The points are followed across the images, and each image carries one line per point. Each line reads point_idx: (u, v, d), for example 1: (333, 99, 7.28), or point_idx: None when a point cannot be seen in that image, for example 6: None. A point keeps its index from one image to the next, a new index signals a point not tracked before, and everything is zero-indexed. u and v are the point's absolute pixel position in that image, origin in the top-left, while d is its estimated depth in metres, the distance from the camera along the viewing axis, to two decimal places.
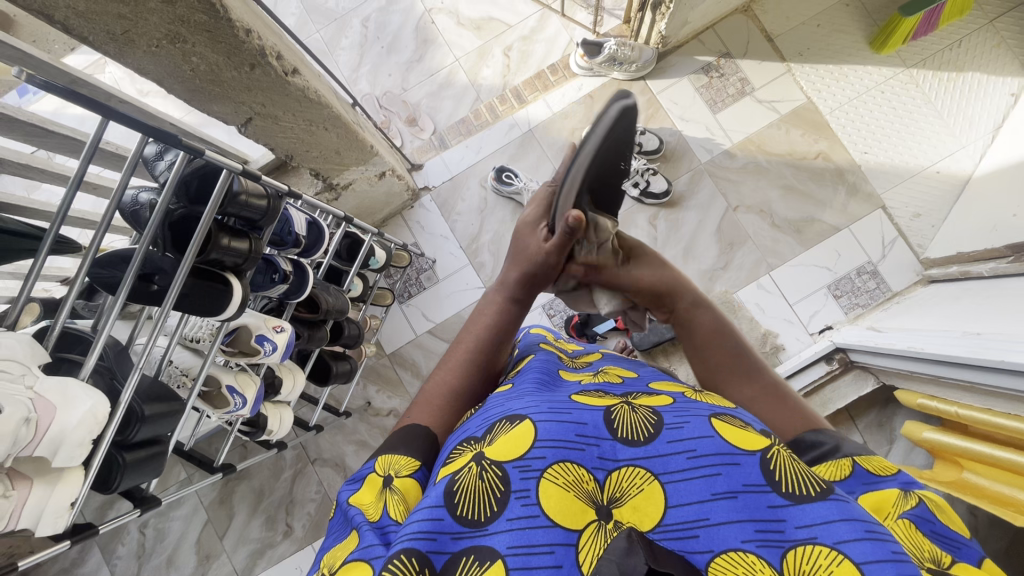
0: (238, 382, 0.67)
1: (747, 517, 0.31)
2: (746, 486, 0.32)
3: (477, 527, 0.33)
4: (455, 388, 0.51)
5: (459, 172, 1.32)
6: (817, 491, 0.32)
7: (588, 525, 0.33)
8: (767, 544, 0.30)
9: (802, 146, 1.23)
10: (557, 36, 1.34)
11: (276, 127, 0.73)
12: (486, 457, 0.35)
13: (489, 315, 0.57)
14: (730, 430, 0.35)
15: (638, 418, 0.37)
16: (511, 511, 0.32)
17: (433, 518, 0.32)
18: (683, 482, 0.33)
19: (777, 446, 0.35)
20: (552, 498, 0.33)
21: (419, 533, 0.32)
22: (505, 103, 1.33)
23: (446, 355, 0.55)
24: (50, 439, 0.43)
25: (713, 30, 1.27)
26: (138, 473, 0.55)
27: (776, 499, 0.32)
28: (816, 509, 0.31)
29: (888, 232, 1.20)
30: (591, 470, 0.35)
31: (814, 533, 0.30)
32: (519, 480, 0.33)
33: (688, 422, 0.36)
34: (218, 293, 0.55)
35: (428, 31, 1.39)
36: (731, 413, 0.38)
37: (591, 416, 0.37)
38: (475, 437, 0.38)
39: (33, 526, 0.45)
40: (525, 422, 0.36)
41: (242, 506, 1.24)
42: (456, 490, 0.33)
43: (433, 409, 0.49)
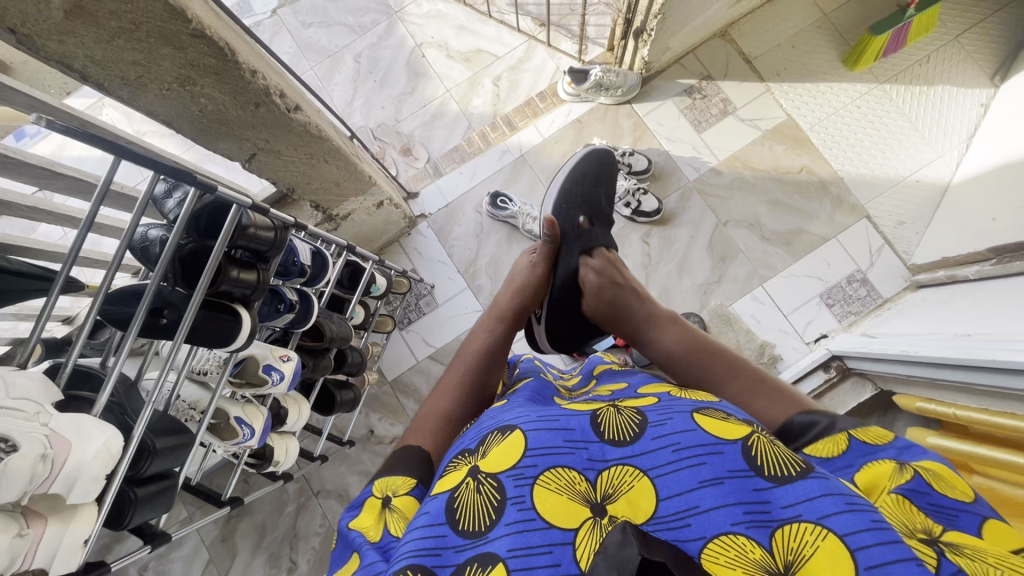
0: (246, 413, 0.67)
1: (735, 500, 0.32)
2: (732, 472, 0.33)
3: (478, 537, 0.34)
4: (449, 414, 0.53)
5: (454, 198, 1.35)
6: (797, 470, 0.33)
7: (583, 523, 0.33)
8: (756, 524, 0.31)
9: (786, 161, 1.27)
10: (544, 65, 1.39)
11: (279, 161, 0.75)
12: (480, 471, 0.36)
13: (480, 338, 0.63)
14: (712, 423, 0.36)
15: (623, 420, 0.38)
16: (508, 517, 0.33)
17: (436, 534, 0.34)
18: (671, 475, 0.34)
19: (757, 433, 0.36)
20: (546, 499, 0.34)
21: (421, 549, 0.33)
22: (497, 130, 1.37)
23: (443, 380, 0.57)
24: (66, 475, 0.44)
25: (694, 54, 1.33)
26: (149, 508, 0.55)
27: (760, 482, 0.33)
28: (798, 488, 0.32)
29: (874, 240, 1.23)
30: (583, 471, 0.35)
31: (799, 510, 0.31)
32: (513, 487, 0.34)
33: (671, 419, 0.37)
34: (227, 325, 0.56)
35: (419, 64, 1.44)
36: (712, 407, 0.39)
37: (577, 422, 0.38)
38: (468, 450, 0.40)
39: (48, 565, 0.45)
40: (515, 432, 0.37)
41: (245, 544, 1.22)
42: (455, 506, 0.35)
43: (429, 431, 0.51)
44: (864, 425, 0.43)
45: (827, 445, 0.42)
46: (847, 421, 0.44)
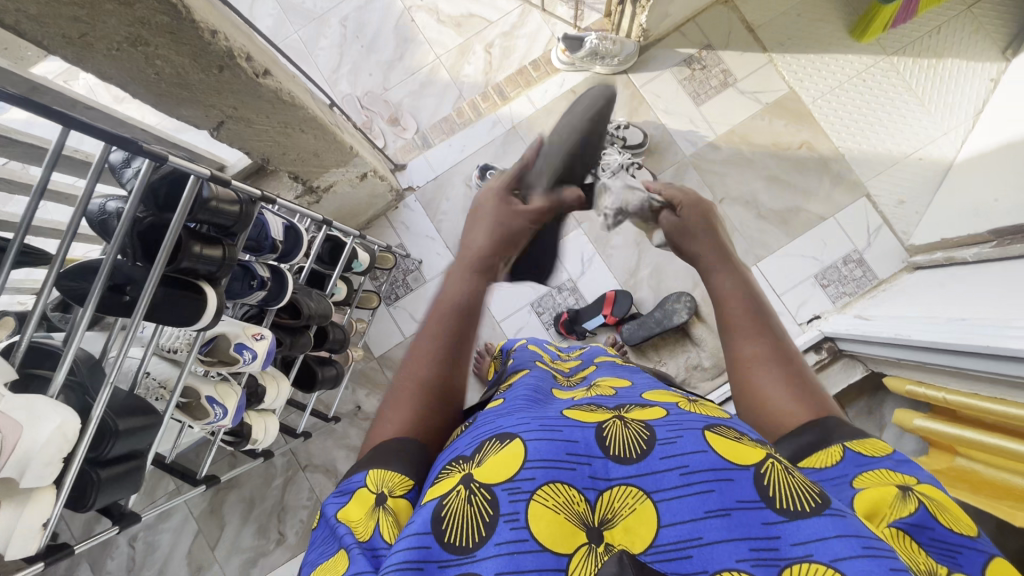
0: (218, 392, 0.65)
1: (741, 536, 0.30)
2: (740, 503, 0.31)
3: (465, 554, 0.31)
4: (426, 386, 0.48)
5: (443, 171, 1.31)
6: (812, 506, 0.31)
7: (578, 549, 0.31)
8: (762, 563, 0.28)
9: (787, 136, 1.23)
10: (538, 31, 1.33)
11: (250, 130, 0.72)
12: (474, 480, 0.34)
13: (454, 289, 0.55)
14: (723, 443, 0.34)
15: (630, 434, 0.36)
16: (499, 535, 0.31)
17: (420, 545, 0.32)
18: (676, 500, 0.32)
19: (772, 459, 0.34)
20: (542, 520, 0.31)
21: (405, 562, 0.30)
22: (488, 100, 1.32)
23: (415, 343, 0.52)
24: (17, 458, 0.42)
25: (694, 22, 1.26)
26: (114, 489, 0.53)
27: (770, 516, 0.30)
28: (810, 524, 0.29)
29: (873, 219, 1.20)
30: (583, 490, 0.34)
31: (810, 550, 0.28)
32: (508, 503, 0.32)
33: (681, 437, 0.35)
34: (193, 302, 0.54)
35: (407, 29, 1.37)
36: (725, 424, 0.37)
37: (582, 433, 0.36)
38: (463, 457, 0.37)
39: (4, 548, 0.44)
40: (515, 441, 0.35)
41: (234, 515, 1.25)
42: (443, 517, 0.33)
43: (406, 413, 0.47)
44: (865, 438, 0.41)
45: (820, 456, 0.41)
46: (843, 434, 0.42)
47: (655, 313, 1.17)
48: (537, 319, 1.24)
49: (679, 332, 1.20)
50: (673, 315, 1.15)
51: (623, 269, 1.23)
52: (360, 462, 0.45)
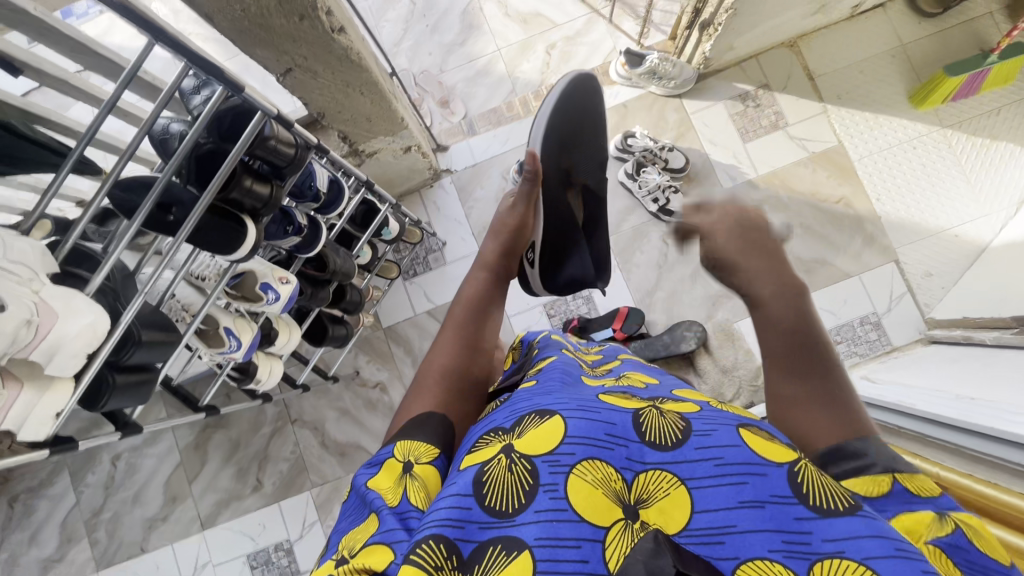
0: (236, 325, 0.66)
1: (774, 528, 0.33)
2: (774, 496, 0.34)
3: (505, 518, 0.35)
4: (448, 372, 0.55)
5: (483, 160, 1.32)
6: (845, 507, 0.33)
7: (616, 523, 0.34)
8: (793, 555, 0.31)
9: (827, 189, 1.23)
10: (601, 41, 1.34)
11: (314, 82, 0.74)
12: (516, 451, 0.37)
13: (472, 286, 0.67)
14: (760, 442, 0.37)
15: (666, 423, 0.39)
16: (538, 504, 0.34)
17: (461, 506, 0.35)
18: (711, 488, 0.35)
19: (804, 460, 0.37)
20: (580, 492, 0.34)
21: (446, 521, 0.34)
22: (539, 100, 1.34)
23: (439, 338, 0.60)
24: (48, 344, 0.44)
25: (757, 59, 1.26)
26: (125, 396, 0.55)
27: (802, 511, 0.33)
28: (843, 523, 0.32)
29: (897, 286, 1.19)
30: (619, 470, 0.36)
31: (842, 547, 0.31)
32: (548, 474, 0.35)
33: (715, 430, 0.38)
34: (233, 232, 0.55)
35: (474, 17, 1.39)
36: (756, 424, 0.40)
37: (619, 417, 0.39)
38: (502, 428, 0.41)
39: (17, 429, 0.46)
40: (555, 418, 0.38)
41: (218, 452, 1.28)
42: (485, 484, 0.36)
43: (430, 394, 0.53)
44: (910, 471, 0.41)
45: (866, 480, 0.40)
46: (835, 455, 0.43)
47: (664, 337, 1.17)
48: (547, 321, 1.25)
49: (683, 360, 1.20)
50: (682, 342, 1.15)
51: (641, 287, 1.24)
52: (391, 438, 0.50)
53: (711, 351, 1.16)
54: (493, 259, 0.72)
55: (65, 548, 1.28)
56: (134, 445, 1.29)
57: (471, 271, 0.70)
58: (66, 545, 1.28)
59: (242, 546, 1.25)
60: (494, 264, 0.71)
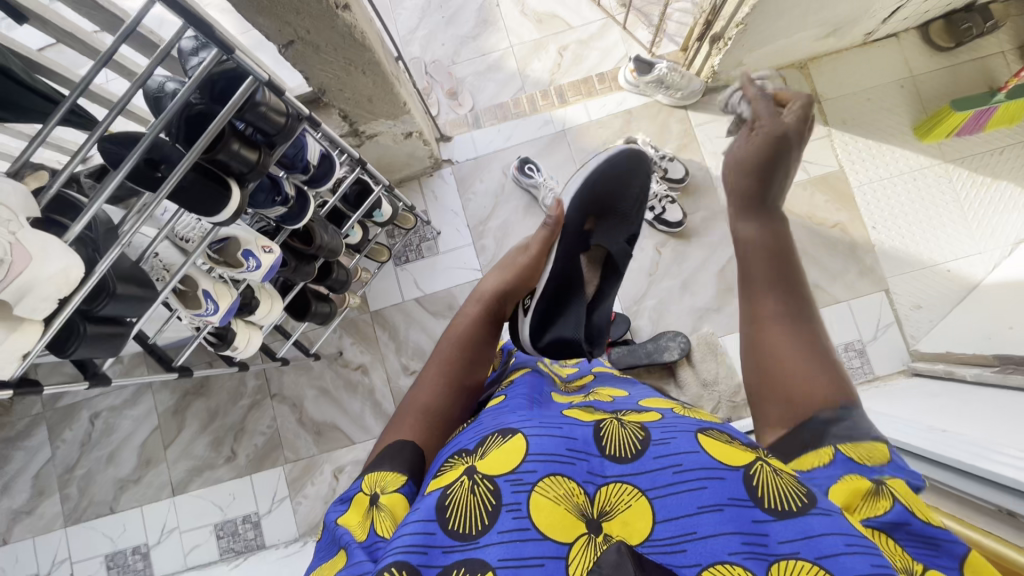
0: (215, 289, 0.67)
1: (733, 530, 0.35)
2: (731, 500, 0.37)
3: (469, 541, 0.37)
4: (427, 409, 0.57)
5: (484, 154, 1.32)
6: (799, 505, 0.37)
7: (578, 538, 0.36)
8: (752, 556, 0.34)
9: (823, 212, 1.23)
10: (614, 47, 1.35)
11: (316, 57, 0.74)
12: (478, 472, 0.40)
13: (462, 322, 0.68)
14: (716, 446, 0.40)
15: (625, 436, 0.42)
16: (501, 524, 0.37)
17: (426, 531, 0.38)
18: (670, 496, 0.37)
19: (761, 461, 0.39)
20: (542, 511, 0.37)
21: (411, 547, 0.37)
22: (547, 99, 1.34)
23: (423, 374, 0.62)
24: (19, 285, 0.45)
25: (765, 78, 1.26)
26: (95, 347, 0.55)
27: (759, 514, 0.36)
28: (797, 524, 0.35)
29: (885, 315, 1.19)
30: (582, 484, 0.39)
31: (796, 548, 0.34)
32: (511, 493, 0.38)
33: (674, 439, 0.41)
34: (217, 195, 0.55)
35: (490, 12, 1.40)
36: (716, 428, 0.43)
37: (580, 432, 0.42)
38: (467, 450, 0.44)
39: None
40: (516, 437, 0.41)
41: (195, 420, 1.29)
42: (447, 506, 0.39)
43: (405, 428, 0.55)
44: (858, 441, 0.44)
45: (812, 458, 0.45)
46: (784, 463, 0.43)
47: (647, 344, 1.17)
48: None
49: (664, 370, 1.20)
50: (665, 352, 1.15)
51: (629, 294, 1.24)
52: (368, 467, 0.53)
53: (693, 363, 1.17)
54: (488, 295, 0.73)
55: (36, 501, 1.30)
56: (113, 405, 1.30)
57: (467, 305, 0.71)
58: (37, 498, 1.30)
59: (210, 515, 1.26)
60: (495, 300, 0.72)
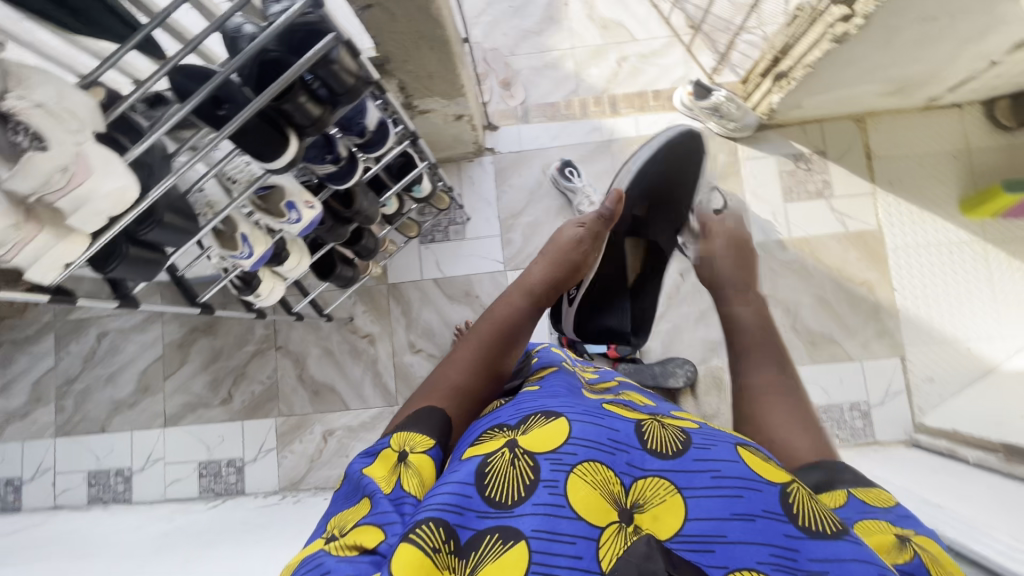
0: (252, 235, 0.68)
1: (764, 542, 0.38)
2: (764, 512, 0.39)
3: (505, 510, 0.40)
4: (459, 386, 0.58)
5: (527, 149, 1.32)
6: (830, 530, 0.39)
7: (610, 524, 0.39)
8: (781, 567, 0.37)
9: (853, 269, 1.21)
10: (674, 66, 1.34)
11: (388, 24, 0.75)
12: (519, 447, 0.43)
13: (503, 310, 0.67)
14: (754, 462, 0.43)
15: (667, 436, 0.45)
16: (537, 497, 0.40)
17: (462, 493, 0.41)
18: (704, 498, 0.40)
19: (796, 484, 0.42)
20: (578, 491, 0.40)
21: (448, 507, 0.40)
22: (598, 106, 1.34)
23: (457, 350, 0.62)
24: (76, 196, 0.46)
25: (820, 124, 1.25)
26: (133, 269, 0.57)
27: (792, 530, 0.38)
28: (830, 546, 0.37)
29: (896, 382, 1.18)
30: (620, 474, 0.42)
31: (826, 567, 0.36)
32: (549, 471, 0.41)
33: (716, 447, 0.44)
34: (276, 143, 0.56)
35: (557, 10, 1.39)
36: (752, 446, 0.46)
37: (623, 426, 0.45)
38: (507, 426, 0.47)
39: (28, 268, 0.48)
40: (560, 420, 0.45)
41: (199, 357, 1.30)
42: (487, 474, 0.42)
43: (436, 396, 0.56)
44: (869, 488, 0.49)
45: (829, 497, 0.49)
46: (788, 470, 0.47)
47: (655, 367, 1.17)
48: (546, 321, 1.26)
49: (666, 396, 1.19)
50: (670, 377, 1.15)
51: None
52: (393, 428, 0.54)
53: (696, 394, 1.17)
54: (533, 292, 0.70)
55: (32, 407, 1.32)
56: (122, 327, 1.31)
57: (511, 295, 0.69)
58: (33, 404, 1.32)
59: (196, 452, 1.28)
60: (540, 294, 0.71)
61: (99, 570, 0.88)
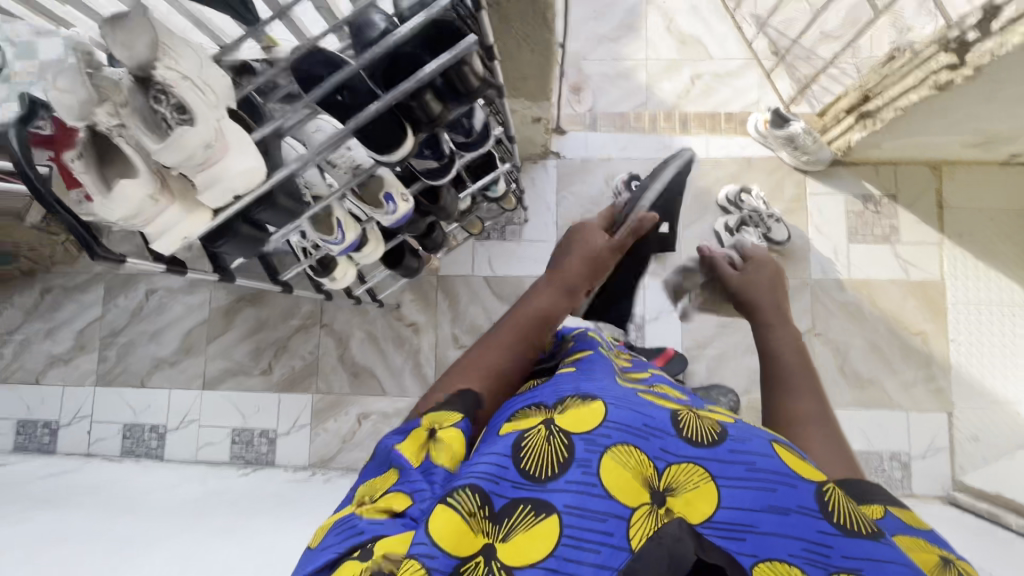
0: (346, 221, 0.68)
1: (796, 535, 0.36)
2: (800, 507, 0.37)
3: (538, 483, 0.38)
4: (496, 369, 0.53)
5: (593, 157, 1.31)
6: (869, 531, 0.37)
7: (641, 506, 0.38)
8: (813, 563, 0.35)
9: (910, 317, 1.20)
10: (748, 89, 1.32)
11: (498, 24, 0.74)
12: (556, 425, 0.40)
13: (541, 301, 0.63)
14: (789, 456, 0.41)
15: (704, 425, 0.43)
16: (569, 474, 0.38)
17: (500, 463, 0.38)
18: (738, 488, 0.38)
19: (833, 484, 0.40)
20: (610, 472, 0.38)
21: (486, 474, 0.38)
22: (668, 122, 1.32)
23: (493, 334, 0.58)
24: (212, 172, 0.46)
25: (894, 167, 1.22)
26: (238, 245, 0.57)
27: (826, 526, 0.37)
28: (864, 544, 0.36)
29: (940, 437, 1.16)
30: (653, 459, 0.40)
31: (860, 565, 0.35)
32: (583, 450, 0.39)
33: (752, 439, 0.42)
34: (393, 138, 0.56)
35: (635, 19, 1.38)
36: (788, 443, 0.44)
37: (659, 413, 0.43)
38: (544, 403, 0.43)
39: (155, 238, 0.48)
40: (597, 403, 0.42)
41: (243, 325, 1.31)
42: (523, 448, 0.39)
43: (474, 377, 0.52)
44: (900, 506, 0.42)
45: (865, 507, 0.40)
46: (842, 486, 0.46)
47: (699, 392, 1.16)
48: None
49: None
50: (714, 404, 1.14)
51: (694, 337, 1.23)
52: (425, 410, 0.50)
53: None
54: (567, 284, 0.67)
55: (76, 353, 1.34)
56: (171, 286, 1.33)
57: (547, 287, 0.66)
58: (78, 350, 1.34)
59: (232, 418, 1.29)
60: (576, 283, 0.67)
61: (140, 525, 0.89)
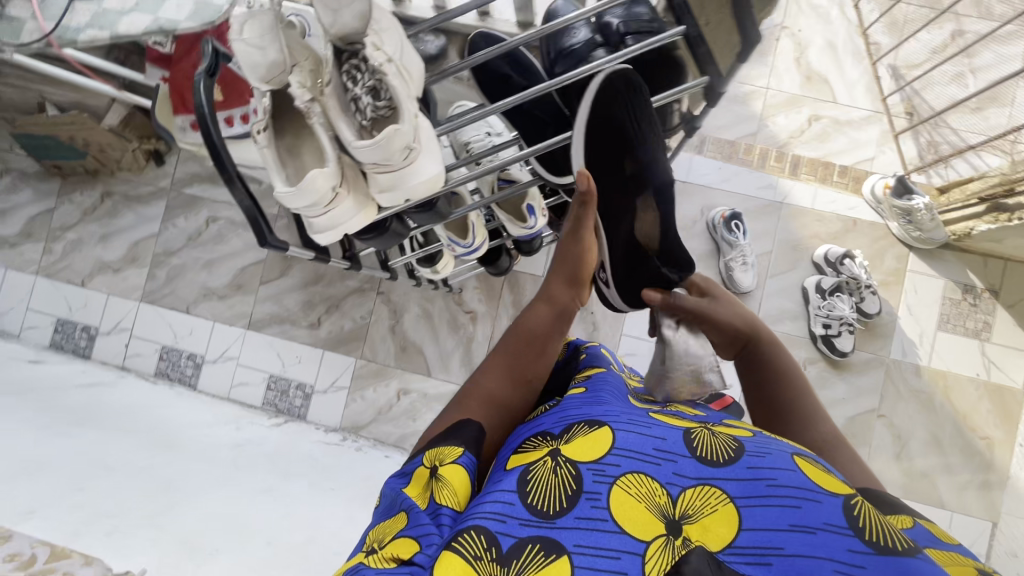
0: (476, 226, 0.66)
1: (826, 556, 0.35)
2: (827, 524, 0.37)
3: (546, 518, 0.39)
4: (494, 397, 0.51)
5: (692, 182, 1.24)
6: (904, 546, 0.35)
7: (658, 538, 0.38)
8: None
9: (979, 418, 1.16)
10: (869, 143, 1.23)
11: None
12: (562, 456, 0.42)
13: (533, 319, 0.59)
14: (812, 473, 0.41)
15: (717, 444, 0.43)
16: (579, 510, 0.40)
17: (505, 501, 0.40)
18: (756, 509, 0.39)
19: (861, 498, 0.39)
20: (621, 504, 0.40)
21: (490, 515, 0.39)
22: (779, 161, 1.24)
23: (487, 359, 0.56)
24: (397, 174, 0.42)
25: (1004, 263, 1.16)
26: (381, 242, 0.55)
27: (856, 543, 0.36)
28: (900, 558, 0.34)
29: (979, 545, 1.13)
30: (665, 485, 0.41)
31: None
32: (591, 482, 0.41)
33: (769, 455, 0.42)
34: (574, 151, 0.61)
35: (766, 43, 1.26)
36: (811, 456, 0.43)
37: (669, 435, 0.44)
38: (550, 433, 0.45)
39: (320, 230, 0.45)
40: (602, 429, 0.43)
41: (299, 274, 1.28)
42: (530, 481, 0.41)
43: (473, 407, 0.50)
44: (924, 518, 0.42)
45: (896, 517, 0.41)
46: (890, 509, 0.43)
47: None
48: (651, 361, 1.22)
49: None
50: None
51: None
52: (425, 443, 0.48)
53: None
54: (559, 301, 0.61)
55: (125, 264, 1.32)
56: (234, 219, 1.29)
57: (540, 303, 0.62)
58: (128, 262, 1.32)
59: (270, 364, 1.27)
60: (561, 297, 0.62)
61: (183, 466, 0.88)
